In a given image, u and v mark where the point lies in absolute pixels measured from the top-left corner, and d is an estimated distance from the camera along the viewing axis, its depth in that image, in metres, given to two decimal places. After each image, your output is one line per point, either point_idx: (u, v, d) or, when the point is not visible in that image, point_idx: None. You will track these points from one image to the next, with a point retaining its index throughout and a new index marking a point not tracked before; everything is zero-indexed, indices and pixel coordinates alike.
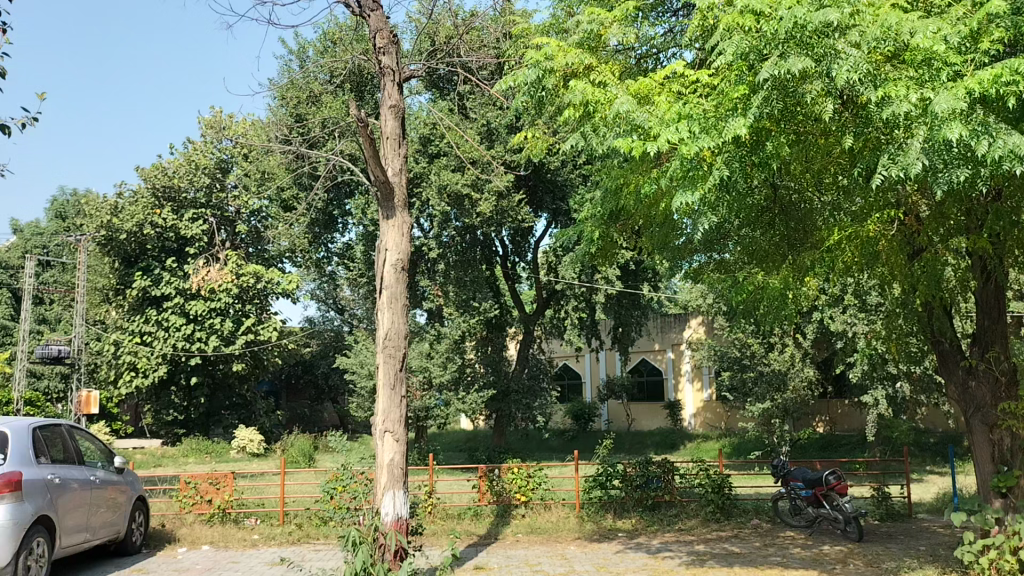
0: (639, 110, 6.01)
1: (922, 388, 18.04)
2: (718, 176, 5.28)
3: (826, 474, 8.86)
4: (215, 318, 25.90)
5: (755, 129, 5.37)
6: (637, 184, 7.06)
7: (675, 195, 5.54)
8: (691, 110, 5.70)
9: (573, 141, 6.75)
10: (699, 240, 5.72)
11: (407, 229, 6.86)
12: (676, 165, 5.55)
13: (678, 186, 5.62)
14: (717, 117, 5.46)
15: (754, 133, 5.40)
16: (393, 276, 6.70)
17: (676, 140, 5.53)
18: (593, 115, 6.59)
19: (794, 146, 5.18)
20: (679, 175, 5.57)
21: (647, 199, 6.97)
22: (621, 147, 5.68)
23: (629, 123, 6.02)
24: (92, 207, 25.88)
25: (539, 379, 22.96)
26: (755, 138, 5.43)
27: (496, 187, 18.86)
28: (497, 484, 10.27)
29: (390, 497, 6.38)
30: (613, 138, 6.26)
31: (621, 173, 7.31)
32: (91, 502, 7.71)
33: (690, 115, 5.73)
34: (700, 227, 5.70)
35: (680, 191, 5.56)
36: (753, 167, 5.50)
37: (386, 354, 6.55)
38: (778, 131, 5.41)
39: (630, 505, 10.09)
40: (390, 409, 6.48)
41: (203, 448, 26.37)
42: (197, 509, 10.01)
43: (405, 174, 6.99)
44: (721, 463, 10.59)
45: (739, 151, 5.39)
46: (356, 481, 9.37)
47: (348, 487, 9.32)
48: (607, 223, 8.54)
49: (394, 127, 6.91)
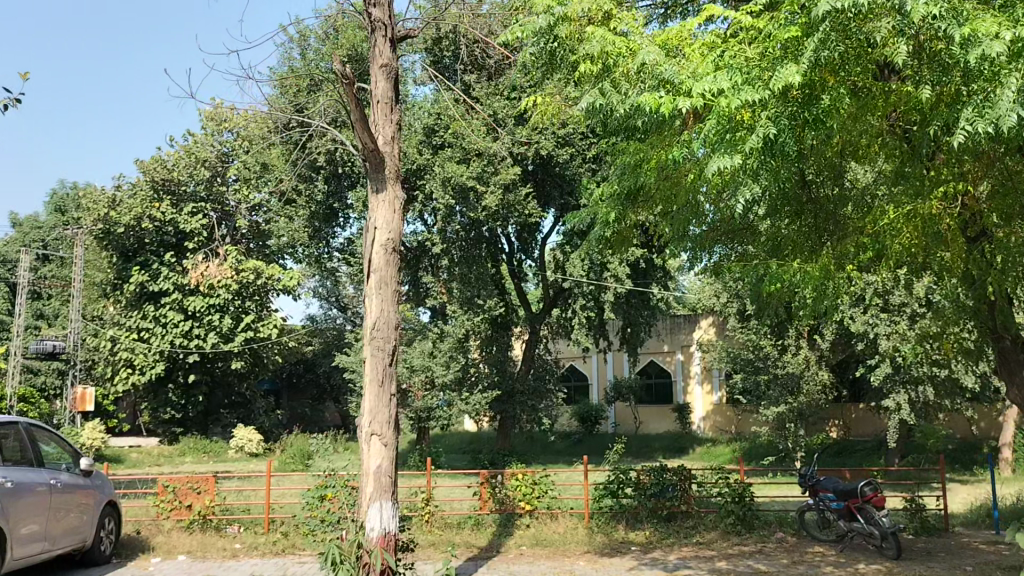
0: (667, 64, 5.75)
1: (945, 391, 17.25)
2: (762, 134, 4.80)
3: (861, 485, 8.08)
4: (214, 314, 25.21)
5: (805, 83, 4.96)
6: (658, 159, 6.67)
7: (710, 160, 5.10)
8: (734, 59, 5.34)
9: (590, 100, 6.23)
10: (738, 218, 5.21)
11: (399, 205, 6.14)
12: (713, 124, 5.18)
13: (714, 149, 5.16)
14: (763, 67, 5.07)
15: (803, 88, 4.99)
16: (383, 259, 5.98)
17: (715, 91, 5.15)
18: (613, 70, 6.25)
19: (851, 101, 4.79)
20: (715, 137, 5.22)
21: (671, 173, 6.59)
22: (654, 106, 5.18)
23: (655, 78, 5.71)
24: (90, 200, 25.30)
25: (544, 380, 22.11)
26: (806, 94, 5.02)
27: (503, 180, 18.17)
28: (499, 491, 9.54)
29: (376, 509, 5.66)
30: (637, 95, 5.96)
31: (642, 145, 6.80)
32: (51, 508, 6.99)
33: (731, 66, 5.36)
34: (740, 199, 5.16)
35: (717, 155, 5.13)
36: (802, 127, 5.03)
37: (373, 347, 5.82)
38: (829, 88, 5.03)
39: (644, 515, 9.32)
40: (378, 408, 5.75)
41: (200, 446, 25.69)
42: (176, 515, 9.29)
43: (398, 143, 6.27)
44: (742, 471, 9.81)
45: (786, 107, 4.96)
46: (343, 490, 8.65)
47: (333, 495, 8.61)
48: (623, 204, 7.57)
49: (387, 89, 6.18)
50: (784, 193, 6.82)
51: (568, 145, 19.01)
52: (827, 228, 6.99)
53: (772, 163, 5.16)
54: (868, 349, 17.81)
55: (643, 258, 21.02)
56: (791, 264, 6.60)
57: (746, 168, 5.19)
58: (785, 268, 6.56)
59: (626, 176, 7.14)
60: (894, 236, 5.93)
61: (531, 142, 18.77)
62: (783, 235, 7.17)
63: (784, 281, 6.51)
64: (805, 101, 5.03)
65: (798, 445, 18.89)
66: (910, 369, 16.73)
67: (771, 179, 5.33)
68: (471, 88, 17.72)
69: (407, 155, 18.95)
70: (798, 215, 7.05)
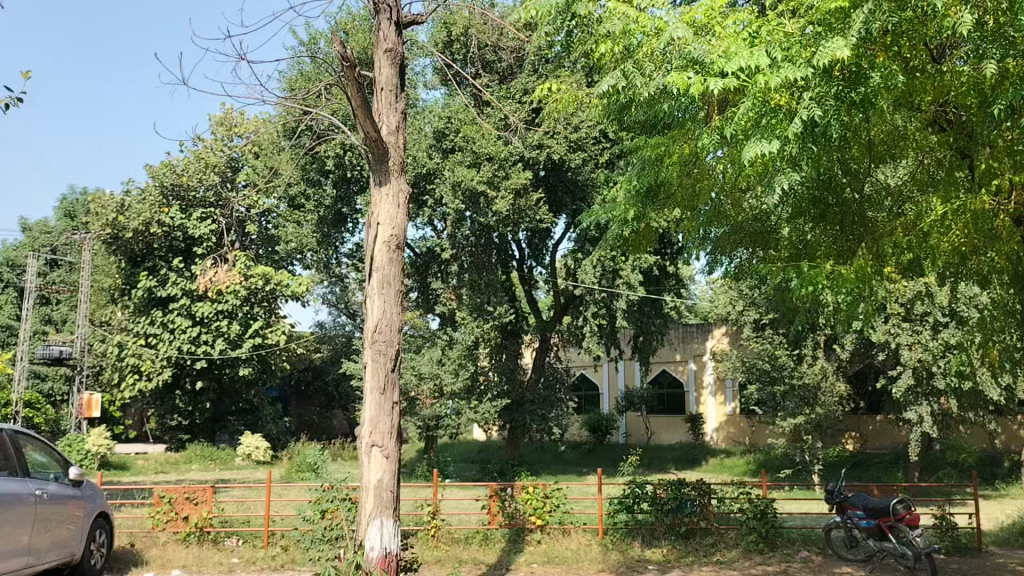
0: (696, 40, 5.68)
1: (970, 403, 16.72)
2: (805, 117, 4.89)
3: (893, 503, 7.60)
4: (221, 320, 24.93)
5: (851, 62, 5.09)
6: (679, 155, 6.51)
7: (747, 144, 5.10)
8: (773, 37, 5.40)
9: (611, 82, 6.08)
10: (771, 209, 5.23)
11: (403, 199, 5.75)
12: (749, 107, 5.19)
13: (752, 133, 5.22)
14: (806, 45, 5.14)
15: (850, 67, 5.11)
16: (386, 258, 5.59)
17: (752, 67, 5.18)
18: (636, 51, 6.10)
19: (898, 78, 4.94)
20: (751, 120, 5.22)
21: (695, 167, 6.47)
22: (687, 88, 5.23)
23: (683, 57, 5.68)
24: (98, 204, 25.05)
25: (554, 389, 21.60)
26: (852, 74, 5.13)
27: (514, 184, 17.85)
28: (509, 505, 9.13)
29: (377, 527, 5.27)
30: (661, 76, 5.87)
31: (661, 140, 6.70)
32: (35, 520, 6.59)
33: (769, 43, 5.40)
34: (778, 187, 5.22)
35: (756, 139, 5.13)
36: (849, 107, 5.12)
37: (375, 350, 5.44)
38: (878, 65, 5.14)
39: (661, 532, 8.89)
40: (379, 418, 5.35)
41: (207, 453, 25.34)
42: (171, 527, 8.90)
43: (403, 133, 5.88)
44: (764, 487, 9.38)
45: (831, 87, 5.04)
46: (341, 505, 8.24)
47: (329, 511, 8.19)
48: (643, 203, 7.16)
49: (391, 76, 5.82)
50: (808, 194, 6.60)
51: (580, 149, 18.68)
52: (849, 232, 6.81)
53: (813, 147, 5.24)
54: (889, 360, 17.34)
55: (656, 265, 20.61)
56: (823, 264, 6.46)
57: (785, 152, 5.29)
58: (817, 268, 6.42)
59: (641, 167, 7.06)
60: (941, 233, 5.86)
61: (543, 146, 18.47)
62: (807, 242, 7.07)
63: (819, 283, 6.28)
64: (852, 81, 5.13)
65: (816, 457, 18.38)
66: (933, 381, 16.24)
67: (811, 167, 5.45)
68: (483, 91, 17.44)
69: (417, 159, 18.72)
70: (824, 220, 6.87)
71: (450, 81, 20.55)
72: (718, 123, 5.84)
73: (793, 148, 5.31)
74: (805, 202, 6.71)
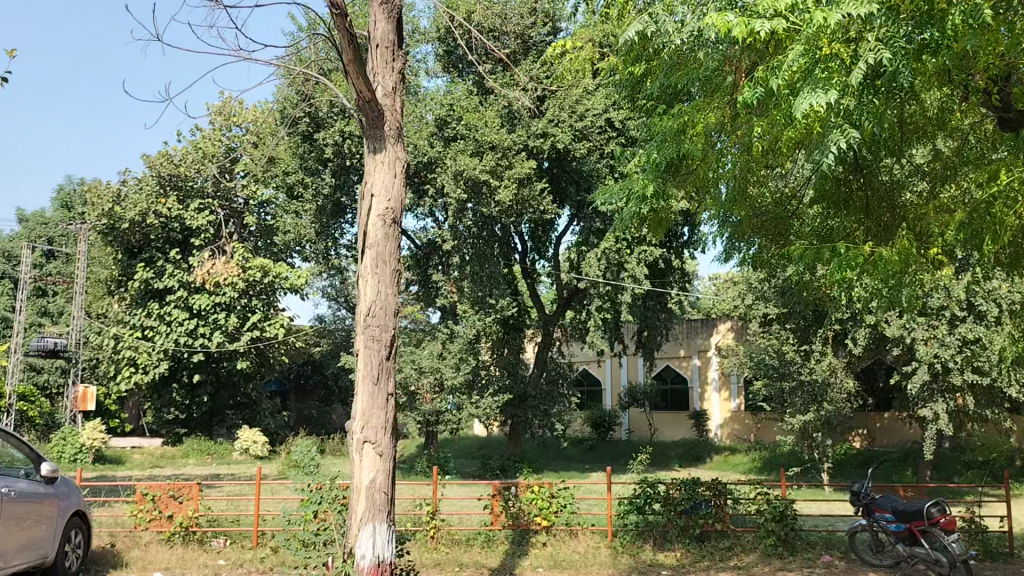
0: None
1: (988, 400, 16.12)
2: (871, 60, 4.84)
3: (927, 506, 7.05)
4: (219, 313, 24.42)
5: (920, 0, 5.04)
6: (704, 124, 6.45)
7: (802, 92, 5.00)
8: None
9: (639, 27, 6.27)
10: (824, 176, 5.09)
11: (401, 168, 5.24)
12: (800, 52, 5.10)
13: (806, 83, 5.10)
14: None
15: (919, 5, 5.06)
16: (379, 232, 5.06)
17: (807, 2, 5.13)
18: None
19: (981, 11, 4.77)
20: (803, 68, 5.11)
21: (723, 131, 6.52)
22: (730, 31, 5.30)
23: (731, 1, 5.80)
24: (94, 194, 24.55)
25: (557, 384, 21.09)
26: (920, 12, 5.08)
27: (517, 173, 17.41)
28: (513, 505, 8.64)
29: (369, 533, 4.76)
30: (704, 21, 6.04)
31: (687, 108, 6.53)
32: (2, 520, 6.08)
33: None
34: (833, 144, 5.09)
35: (810, 88, 5.02)
36: (919, 50, 5.06)
37: (367, 336, 4.94)
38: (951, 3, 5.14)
39: (673, 534, 8.41)
40: (371, 411, 4.85)
41: (203, 448, 24.86)
42: (155, 526, 8.45)
43: (400, 95, 5.37)
44: (784, 486, 8.91)
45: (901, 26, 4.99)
46: (327, 508, 7.77)
47: (315, 516, 7.69)
48: (662, 176, 6.99)
49: (388, 30, 5.29)
50: (835, 177, 8.14)
51: (585, 139, 18.16)
52: (859, 215, 8.25)
53: (872, 101, 5.20)
54: (903, 355, 16.79)
55: (661, 257, 20.01)
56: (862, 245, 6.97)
57: (840, 108, 5.18)
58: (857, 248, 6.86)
59: (661, 136, 6.83)
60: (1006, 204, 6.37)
61: (547, 135, 18.03)
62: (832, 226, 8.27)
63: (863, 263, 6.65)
64: (922, 21, 5.05)
65: (825, 455, 17.85)
66: (949, 377, 15.69)
67: (869, 124, 5.38)
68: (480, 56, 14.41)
69: (418, 147, 18.25)
70: (847, 206, 8.32)
71: (452, 69, 20.04)
72: (761, 76, 5.69)
73: (851, 101, 5.26)
74: (830, 185, 8.21)
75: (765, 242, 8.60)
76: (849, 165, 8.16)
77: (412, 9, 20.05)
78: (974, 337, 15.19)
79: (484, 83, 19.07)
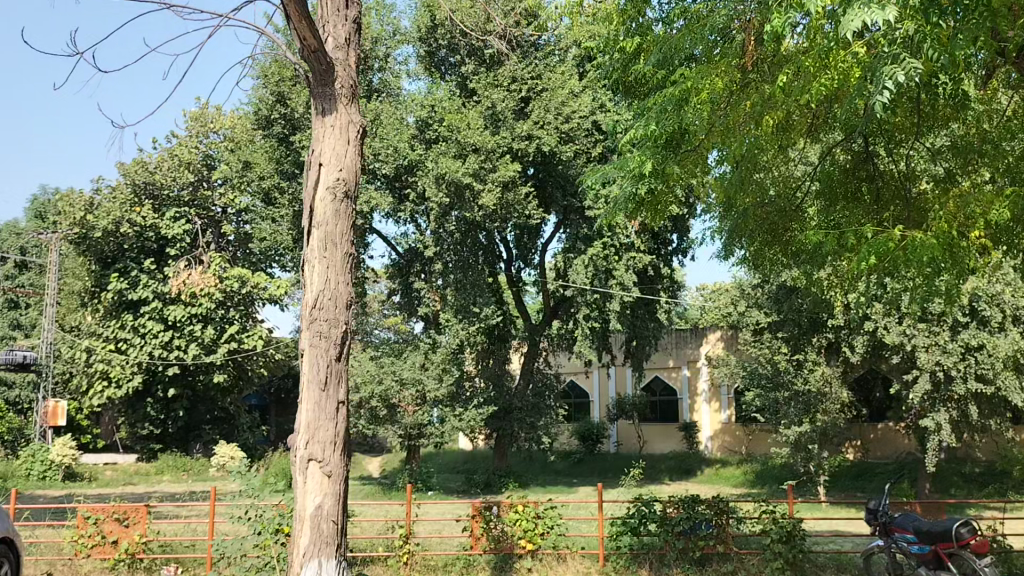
0: None
1: (992, 409, 15.35)
2: None
3: (956, 526, 6.31)
4: (195, 325, 23.44)
5: None
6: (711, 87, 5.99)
7: (854, 13, 4.58)
8: None
9: None
10: (876, 113, 4.70)
11: (354, 134, 4.86)
12: None
13: (851, 3, 4.74)
14: None
15: None
16: (329, 208, 4.67)
17: None
18: None
19: None
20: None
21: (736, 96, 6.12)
22: None
23: None
24: (65, 202, 23.63)
25: (544, 396, 20.16)
26: None
27: (502, 177, 16.66)
28: (495, 526, 7.92)
29: (314, 560, 4.29)
30: None
31: (691, 72, 6.15)
32: None
33: None
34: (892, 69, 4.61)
35: (864, 8, 4.58)
36: None
37: (313, 332, 4.52)
38: None
39: (672, 558, 7.70)
40: (318, 419, 4.42)
41: (179, 464, 23.88)
42: (98, 553, 7.78)
43: (354, 60, 4.97)
44: (791, 503, 8.23)
45: None
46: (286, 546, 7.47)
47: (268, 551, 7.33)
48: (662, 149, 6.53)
49: None
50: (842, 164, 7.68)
51: (571, 141, 17.41)
52: (869, 206, 7.70)
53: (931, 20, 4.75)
54: (902, 363, 16.12)
55: (650, 264, 19.37)
56: (890, 231, 6.29)
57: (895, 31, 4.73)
58: (886, 234, 6.16)
59: (660, 108, 6.45)
60: None
61: (533, 137, 17.34)
62: (836, 219, 7.75)
63: (897, 249, 5.95)
64: None
65: (821, 467, 17.08)
66: (952, 386, 15.00)
67: (930, 56, 5.07)
68: None
69: (398, 150, 17.55)
70: (855, 198, 7.82)
71: (435, 71, 19.34)
72: (798, 10, 5.27)
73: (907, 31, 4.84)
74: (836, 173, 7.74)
75: (765, 240, 7.91)
76: (856, 152, 7.73)
77: (393, 9, 19.41)
78: (977, 343, 14.50)
79: (467, 85, 18.38)
